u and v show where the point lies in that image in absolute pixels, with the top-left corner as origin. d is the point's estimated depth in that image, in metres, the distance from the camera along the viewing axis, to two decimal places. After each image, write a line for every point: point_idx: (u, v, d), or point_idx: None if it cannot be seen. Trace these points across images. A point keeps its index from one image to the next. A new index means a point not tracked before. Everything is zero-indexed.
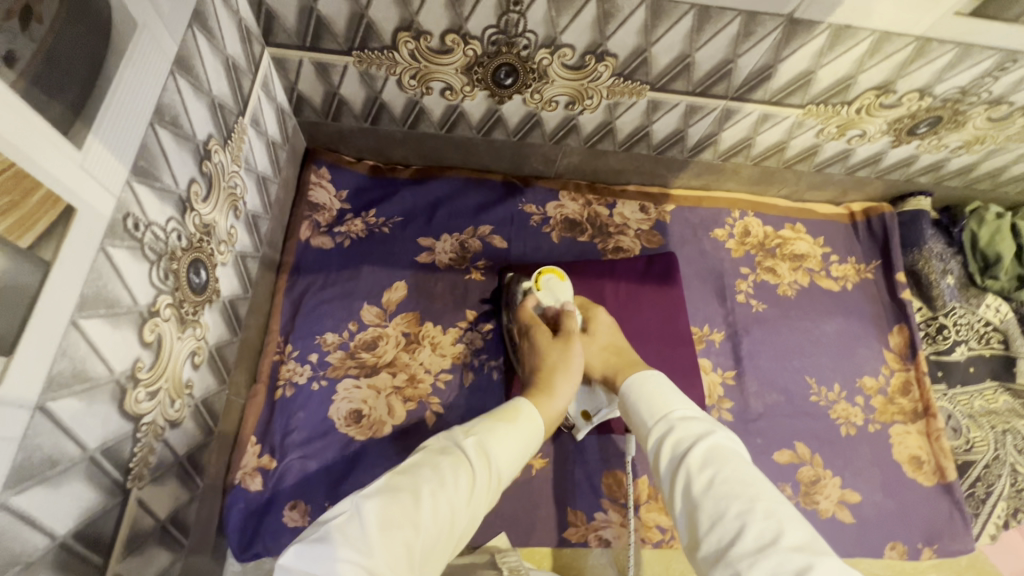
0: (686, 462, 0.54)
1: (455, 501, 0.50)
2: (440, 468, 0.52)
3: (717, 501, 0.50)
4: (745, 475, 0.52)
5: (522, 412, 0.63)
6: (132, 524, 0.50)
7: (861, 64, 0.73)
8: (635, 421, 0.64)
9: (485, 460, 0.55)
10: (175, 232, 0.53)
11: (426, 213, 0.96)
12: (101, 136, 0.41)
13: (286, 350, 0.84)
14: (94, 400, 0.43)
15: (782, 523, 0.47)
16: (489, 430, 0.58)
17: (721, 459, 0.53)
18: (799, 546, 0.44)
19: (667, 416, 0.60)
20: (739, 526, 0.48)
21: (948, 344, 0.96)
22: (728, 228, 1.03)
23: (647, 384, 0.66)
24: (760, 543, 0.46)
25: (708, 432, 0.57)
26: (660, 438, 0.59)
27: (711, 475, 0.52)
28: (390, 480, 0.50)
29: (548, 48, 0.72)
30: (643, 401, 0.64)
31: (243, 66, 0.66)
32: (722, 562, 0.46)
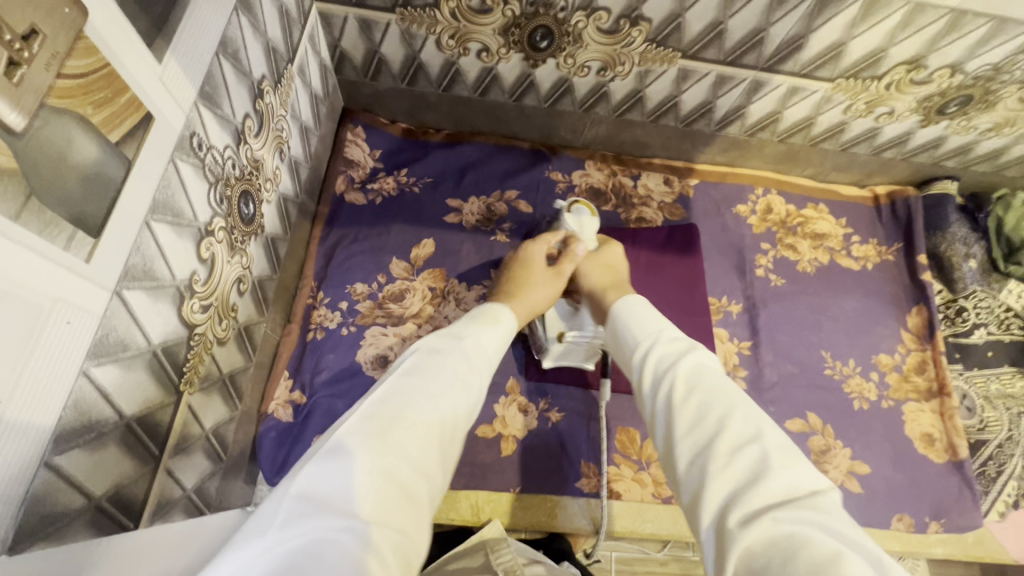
0: (668, 376, 0.49)
1: (464, 401, 0.47)
2: (443, 369, 0.48)
3: (694, 408, 0.45)
4: (725, 384, 0.48)
5: (504, 313, 0.61)
6: (182, 426, 0.54)
7: (893, 37, 0.74)
8: (620, 344, 0.58)
9: (480, 359, 0.53)
10: (230, 160, 0.57)
11: (456, 175, 0.99)
12: (177, 55, 0.45)
13: (318, 296, 0.88)
14: (158, 299, 0.47)
15: (761, 427, 0.43)
16: (479, 332, 0.56)
17: (702, 372, 0.48)
18: (778, 450, 0.41)
19: (653, 335, 0.54)
20: (718, 428, 0.43)
21: (966, 326, 0.97)
22: (750, 204, 1.04)
23: (635, 305, 0.60)
24: (738, 442, 0.42)
25: (693, 348, 0.52)
26: (641, 355, 0.53)
27: (689, 385, 0.47)
28: (392, 383, 0.45)
29: (585, 11, 0.74)
30: (632, 320, 0.58)
31: (295, 15, 0.70)
32: (694, 463, 0.42)
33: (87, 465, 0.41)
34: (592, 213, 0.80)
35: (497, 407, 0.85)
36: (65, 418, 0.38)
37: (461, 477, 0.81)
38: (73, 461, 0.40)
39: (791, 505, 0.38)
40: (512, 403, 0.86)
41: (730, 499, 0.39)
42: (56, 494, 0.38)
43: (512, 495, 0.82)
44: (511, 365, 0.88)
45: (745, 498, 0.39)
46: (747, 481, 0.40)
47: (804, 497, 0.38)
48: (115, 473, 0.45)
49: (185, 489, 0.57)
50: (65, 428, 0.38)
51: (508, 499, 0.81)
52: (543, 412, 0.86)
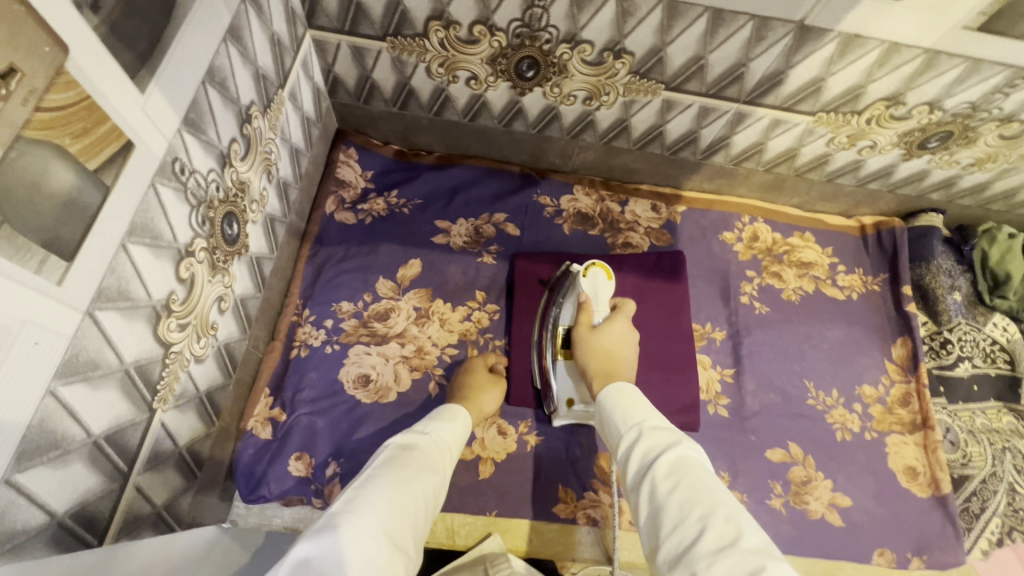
0: (651, 470, 0.54)
1: (431, 488, 0.55)
2: (414, 461, 0.56)
3: (679, 504, 0.50)
4: (707, 481, 0.52)
5: (460, 412, 0.70)
6: (154, 443, 0.55)
7: (871, 74, 0.76)
8: (611, 433, 0.64)
9: (443, 454, 0.61)
10: (214, 183, 0.59)
11: (445, 197, 1.01)
12: (160, 85, 0.47)
13: (304, 313, 0.89)
14: (133, 319, 0.48)
15: (741, 527, 0.47)
16: (442, 428, 0.64)
17: (684, 468, 0.53)
18: (755, 549, 0.45)
19: (637, 425, 0.61)
20: (700, 528, 0.48)
21: (951, 359, 0.97)
22: (737, 232, 1.05)
23: (621, 394, 0.66)
24: (720, 544, 0.46)
25: (674, 440, 0.57)
26: (629, 448, 0.59)
27: (674, 480, 0.53)
28: (370, 475, 0.53)
29: (569, 43, 0.76)
30: (617, 410, 0.64)
31: (287, 43, 0.72)
32: (681, 563, 0.47)
33: (50, 482, 0.42)
34: (609, 276, 0.84)
35: (476, 428, 0.85)
36: (29, 435, 0.39)
37: None
38: (35, 477, 0.40)
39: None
40: (491, 425, 0.86)
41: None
42: (15, 510, 0.39)
43: (488, 518, 0.81)
44: None
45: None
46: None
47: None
48: (80, 490, 0.46)
49: (155, 505, 0.57)
50: (29, 446, 0.39)
51: (484, 522, 0.81)
52: (522, 435, 0.86)
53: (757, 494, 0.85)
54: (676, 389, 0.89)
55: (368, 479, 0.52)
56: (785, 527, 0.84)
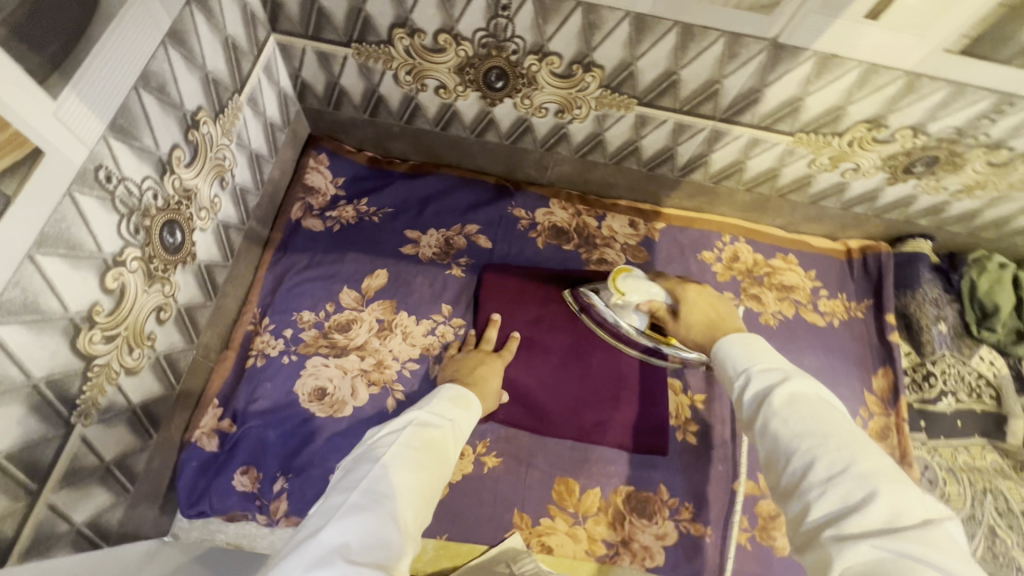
0: (766, 403, 0.51)
1: (442, 470, 0.57)
2: (433, 444, 0.58)
3: (794, 435, 0.48)
4: (826, 413, 0.49)
5: (473, 399, 0.70)
6: (72, 459, 0.53)
7: (850, 95, 0.73)
8: (722, 374, 0.61)
9: (456, 437, 0.63)
10: (151, 191, 0.57)
11: (417, 207, 0.99)
12: (78, 91, 0.45)
13: (262, 322, 0.87)
14: (44, 333, 0.47)
15: (857, 457, 0.45)
16: (458, 413, 0.66)
17: (801, 402, 0.50)
18: (871, 476, 0.44)
19: (748, 366, 0.57)
20: (813, 457, 0.46)
21: (933, 393, 0.93)
22: (717, 251, 1.02)
23: (738, 343, 0.61)
24: (832, 472, 0.45)
25: (787, 375, 0.53)
26: (740, 388, 0.56)
27: (789, 412, 0.50)
28: (400, 450, 0.55)
29: (536, 55, 0.74)
30: (729, 354, 0.60)
31: (245, 48, 0.71)
32: (796, 491, 0.46)
33: None
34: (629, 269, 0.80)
35: None
36: None
37: None
38: None
39: (890, 534, 0.40)
40: None
41: (829, 524, 0.43)
42: None
43: (438, 542, 0.78)
44: None
45: (842, 522, 0.42)
46: (844, 508, 0.43)
47: (904, 526, 0.41)
48: None
49: (73, 523, 0.56)
50: None
51: (433, 546, 0.78)
52: (479, 456, 0.83)
53: (720, 528, 0.82)
54: (641, 414, 0.87)
55: (394, 463, 0.53)
56: (749, 563, 0.80)
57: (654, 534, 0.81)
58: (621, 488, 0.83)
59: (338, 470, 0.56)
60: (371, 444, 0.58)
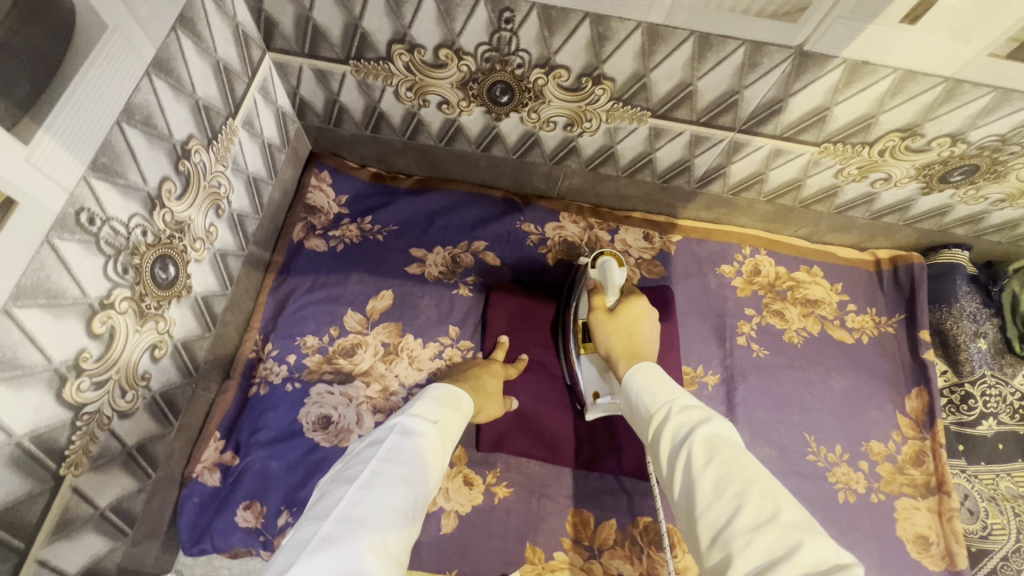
0: (685, 447, 0.48)
1: (426, 484, 0.56)
2: (414, 456, 0.57)
3: (714, 480, 0.45)
4: (744, 458, 0.46)
5: (463, 398, 0.69)
6: (63, 511, 0.51)
7: (882, 104, 0.67)
8: (641, 416, 0.58)
9: (443, 442, 0.62)
10: (140, 228, 0.55)
11: (423, 224, 0.96)
12: (52, 132, 0.42)
13: (265, 348, 0.84)
14: (26, 388, 0.44)
15: (780, 503, 0.41)
16: (443, 417, 0.64)
17: (721, 444, 0.47)
18: (794, 524, 0.40)
19: (668, 404, 0.54)
20: (736, 505, 0.42)
21: (972, 415, 0.87)
22: (736, 264, 0.97)
23: (649, 375, 0.59)
24: (757, 521, 0.41)
25: (707, 416, 0.51)
26: (660, 429, 0.53)
27: (709, 457, 0.47)
28: (375, 468, 0.54)
29: (543, 68, 0.70)
30: (643, 390, 0.58)
31: (238, 70, 0.68)
32: (717, 542, 0.42)
33: None
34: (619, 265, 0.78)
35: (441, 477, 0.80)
36: None
37: None
38: None
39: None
40: (457, 475, 0.80)
41: None
42: None
43: None
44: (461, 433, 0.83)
45: (767, 573, 0.37)
46: (766, 559, 0.38)
47: (832, 570, 0.36)
48: None
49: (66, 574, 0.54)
50: None
51: None
52: (490, 486, 0.80)
53: None
54: None
55: (371, 483, 0.53)
56: None
57: (674, 568, 0.77)
58: (639, 519, 0.79)
59: (316, 489, 0.55)
60: (351, 461, 0.57)
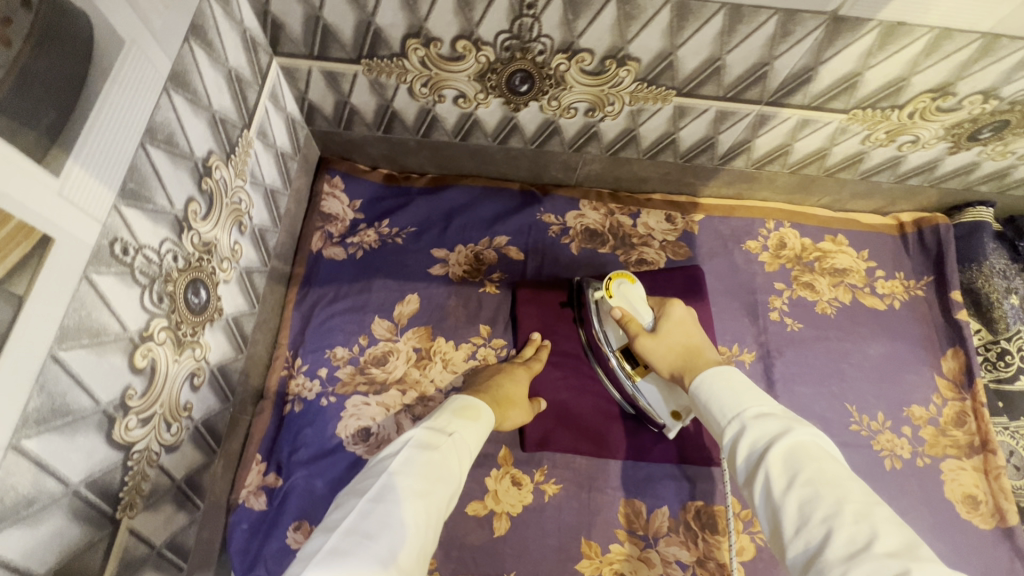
0: (764, 469, 0.48)
1: (441, 496, 0.54)
2: (427, 466, 0.55)
3: (799, 503, 0.45)
4: (830, 473, 0.46)
5: (483, 409, 0.67)
6: (122, 555, 0.49)
7: (916, 65, 0.66)
8: (712, 424, 0.58)
9: (460, 454, 0.60)
10: (171, 254, 0.52)
11: (442, 223, 0.93)
12: (81, 161, 0.39)
13: (294, 364, 0.82)
14: (78, 434, 0.42)
15: (875, 527, 0.41)
16: (461, 429, 0.62)
17: (804, 459, 0.47)
18: (893, 551, 0.39)
19: (740, 415, 0.54)
20: (826, 530, 0.42)
21: (1010, 371, 0.87)
22: (761, 239, 0.96)
23: (724, 382, 0.58)
24: (851, 548, 0.40)
25: (785, 428, 0.50)
26: (734, 442, 0.53)
27: (791, 475, 0.47)
28: (386, 481, 0.53)
29: (565, 53, 0.67)
30: (714, 400, 0.58)
31: (249, 78, 0.65)
32: (812, 569, 0.41)
33: None
34: (632, 281, 0.73)
35: (488, 480, 0.79)
36: None
37: (450, 563, 0.74)
38: None
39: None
40: (505, 475, 0.79)
41: None
42: None
43: None
44: (504, 433, 0.82)
45: None
46: None
47: None
48: None
49: None
50: None
51: None
52: (539, 484, 0.79)
53: None
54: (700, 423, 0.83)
55: (381, 497, 0.52)
56: None
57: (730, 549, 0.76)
58: (691, 504, 0.79)
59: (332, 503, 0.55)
60: (367, 473, 0.56)
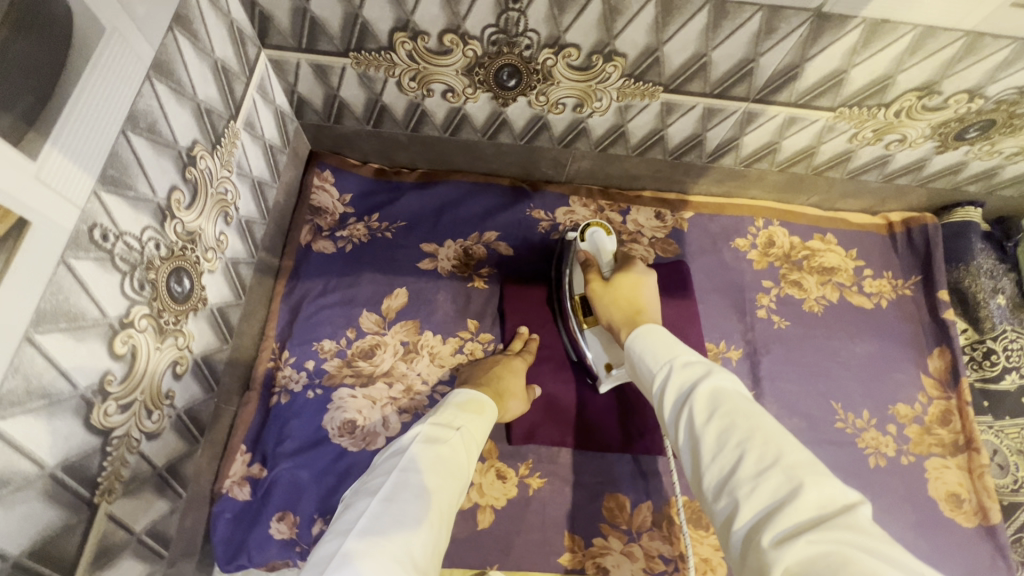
0: (688, 405, 0.47)
1: (452, 492, 0.54)
2: (439, 462, 0.55)
3: (716, 432, 0.44)
4: (747, 404, 0.45)
5: (487, 404, 0.68)
6: (100, 540, 0.49)
7: (901, 63, 0.66)
8: (642, 374, 0.57)
9: (467, 450, 0.60)
10: (153, 242, 0.52)
11: (432, 218, 0.93)
12: (59, 146, 0.40)
13: (281, 356, 0.82)
14: (54, 418, 0.42)
15: (784, 447, 0.40)
16: (467, 424, 0.62)
17: (724, 392, 0.46)
18: (798, 466, 0.39)
19: (669, 362, 0.54)
20: (738, 454, 0.42)
21: (996, 371, 0.87)
22: (750, 237, 0.96)
23: (654, 336, 0.59)
24: (760, 468, 0.40)
25: (709, 369, 0.50)
26: (662, 386, 0.52)
27: (711, 409, 0.46)
28: (398, 478, 0.53)
29: (551, 48, 0.68)
30: (647, 352, 0.57)
31: (236, 69, 0.65)
32: (723, 491, 0.41)
33: None
34: (609, 231, 0.79)
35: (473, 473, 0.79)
36: None
37: None
38: None
39: (822, 526, 0.35)
40: (489, 469, 0.79)
41: (761, 524, 0.37)
42: None
43: None
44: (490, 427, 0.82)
45: (774, 519, 0.36)
46: (775, 503, 0.38)
47: (836, 517, 0.35)
48: None
49: None
50: None
51: None
52: (523, 478, 0.79)
53: None
54: None
55: (394, 495, 0.51)
56: None
57: (713, 544, 0.77)
58: (675, 499, 0.79)
59: (340, 503, 0.54)
60: (373, 471, 0.56)
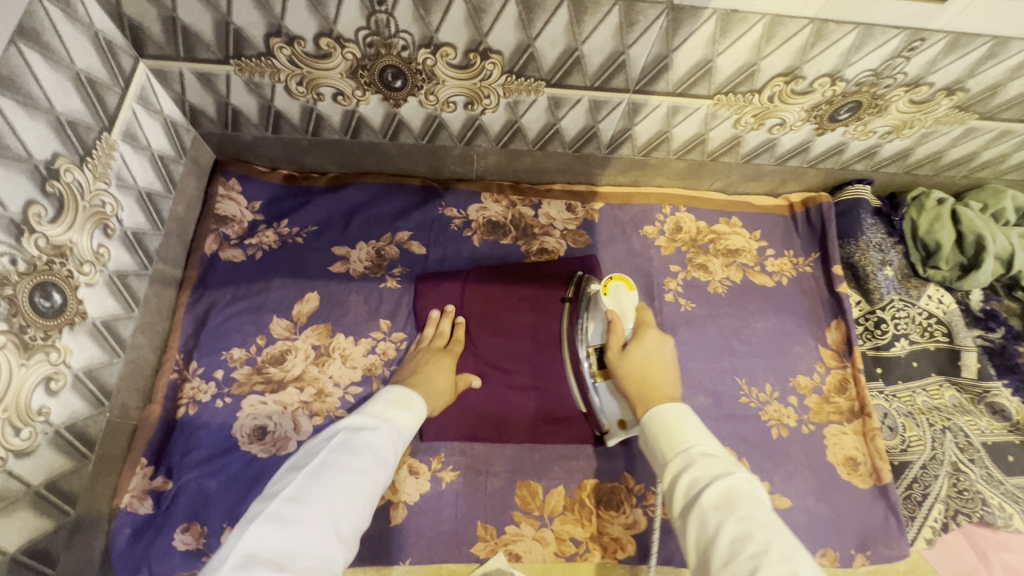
0: (702, 501, 0.49)
1: (380, 475, 0.56)
2: (368, 446, 0.57)
3: (732, 539, 0.45)
4: (762, 515, 0.46)
5: (419, 397, 0.68)
6: None
7: (760, 50, 0.69)
8: (654, 456, 0.58)
9: (399, 439, 0.62)
10: (7, 257, 0.53)
11: (343, 220, 0.94)
12: None
13: (188, 367, 0.82)
14: None
15: (799, 567, 0.42)
16: (401, 415, 0.64)
17: (739, 498, 0.48)
18: None
19: (686, 452, 0.55)
20: (752, 566, 0.42)
21: (886, 339, 0.92)
22: (658, 224, 0.99)
23: (673, 417, 0.59)
24: None
25: (727, 470, 0.51)
26: (677, 475, 0.53)
27: (726, 509, 0.47)
28: (326, 455, 0.54)
29: (428, 47, 0.69)
30: (659, 434, 0.58)
31: (107, 80, 0.65)
32: None
33: None
34: (630, 288, 0.79)
35: None
36: None
37: None
38: None
39: None
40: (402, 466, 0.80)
41: None
42: None
43: (403, 568, 0.76)
44: None
45: None
46: None
47: None
48: None
49: None
50: None
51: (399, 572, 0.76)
52: (436, 472, 0.80)
53: None
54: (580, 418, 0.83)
55: (321, 469, 0.53)
56: None
57: (624, 524, 0.79)
58: (585, 482, 0.81)
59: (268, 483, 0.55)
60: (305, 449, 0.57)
